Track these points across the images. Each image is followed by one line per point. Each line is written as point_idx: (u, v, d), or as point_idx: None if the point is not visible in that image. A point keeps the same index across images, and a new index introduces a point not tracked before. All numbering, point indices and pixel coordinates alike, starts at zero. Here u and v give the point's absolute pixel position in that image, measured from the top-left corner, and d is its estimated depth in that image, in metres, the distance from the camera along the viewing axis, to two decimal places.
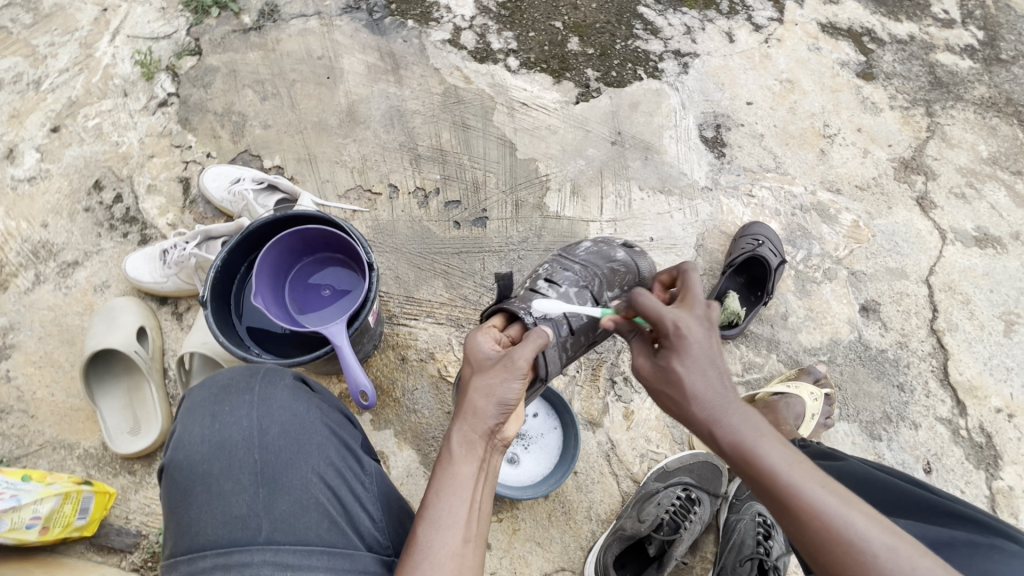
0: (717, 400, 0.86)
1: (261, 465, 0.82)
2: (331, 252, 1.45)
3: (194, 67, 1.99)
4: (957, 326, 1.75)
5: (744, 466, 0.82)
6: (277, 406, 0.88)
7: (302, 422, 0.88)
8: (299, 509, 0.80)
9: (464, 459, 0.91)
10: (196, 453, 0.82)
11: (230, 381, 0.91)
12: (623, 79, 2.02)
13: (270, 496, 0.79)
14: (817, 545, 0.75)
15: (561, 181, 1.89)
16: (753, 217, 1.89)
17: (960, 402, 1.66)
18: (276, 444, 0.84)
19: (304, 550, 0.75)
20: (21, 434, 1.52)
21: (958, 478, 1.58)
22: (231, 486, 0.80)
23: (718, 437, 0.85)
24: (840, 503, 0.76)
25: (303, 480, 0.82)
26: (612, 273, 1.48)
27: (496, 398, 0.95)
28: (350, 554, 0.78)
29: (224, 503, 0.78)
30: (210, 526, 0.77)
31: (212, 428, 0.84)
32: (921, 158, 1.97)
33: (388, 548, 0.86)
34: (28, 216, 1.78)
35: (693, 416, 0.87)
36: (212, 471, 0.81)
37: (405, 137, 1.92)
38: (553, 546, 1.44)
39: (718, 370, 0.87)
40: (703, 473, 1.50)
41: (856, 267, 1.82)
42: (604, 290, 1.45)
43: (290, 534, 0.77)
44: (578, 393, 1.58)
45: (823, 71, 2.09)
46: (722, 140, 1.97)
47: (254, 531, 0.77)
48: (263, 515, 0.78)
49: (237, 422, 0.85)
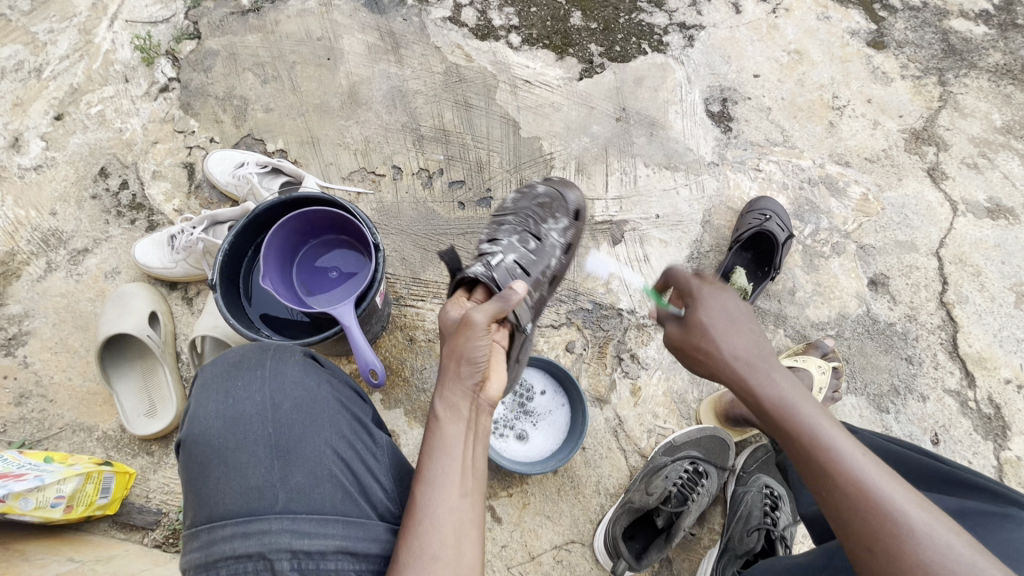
0: (755, 353, 0.93)
1: (275, 438, 0.84)
2: (337, 234, 1.45)
3: (194, 51, 1.97)
4: (967, 298, 1.74)
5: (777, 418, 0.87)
6: (289, 381, 0.90)
7: (314, 397, 0.90)
8: (314, 479, 0.82)
9: (450, 423, 0.90)
10: (212, 427, 0.84)
11: (242, 357, 0.93)
12: (627, 54, 1.98)
13: (284, 467, 0.82)
14: (850, 512, 0.77)
15: (565, 160, 1.87)
16: (760, 192, 1.87)
17: (969, 374, 1.66)
18: (288, 418, 0.86)
19: (319, 519, 0.78)
20: (41, 418, 1.56)
21: (967, 449, 1.59)
22: (247, 459, 0.82)
23: (759, 396, 0.90)
24: (878, 474, 0.78)
25: (317, 452, 0.84)
26: (540, 210, 1.43)
27: (467, 359, 0.93)
28: (365, 522, 0.80)
29: (240, 475, 0.81)
30: (228, 496, 0.79)
31: (225, 403, 0.86)
32: (933, 129, 1.93)
33: (399, 517, 0.87)
34: (37, 204, 1.80)
35: (731, 373, 0.93)
36: (227, 444, 0.83)
37: (407, 117, 1.91)
38: (563, 519, 1.47)
39: (753, 331, 0.96)
40: (710, 446, 1.50)
41: (865, 241, 1.80)
42: (542, 225, 1.41)
43: (306, 503, 0.79)
44: (585, 370, 1.60)
45: (832, 41, 2.04)
46: (728, 114, 1.94)
47: (271, 501, 0.79)
48: (279, 485, 0.80)
49: (250, 397, 0.87)
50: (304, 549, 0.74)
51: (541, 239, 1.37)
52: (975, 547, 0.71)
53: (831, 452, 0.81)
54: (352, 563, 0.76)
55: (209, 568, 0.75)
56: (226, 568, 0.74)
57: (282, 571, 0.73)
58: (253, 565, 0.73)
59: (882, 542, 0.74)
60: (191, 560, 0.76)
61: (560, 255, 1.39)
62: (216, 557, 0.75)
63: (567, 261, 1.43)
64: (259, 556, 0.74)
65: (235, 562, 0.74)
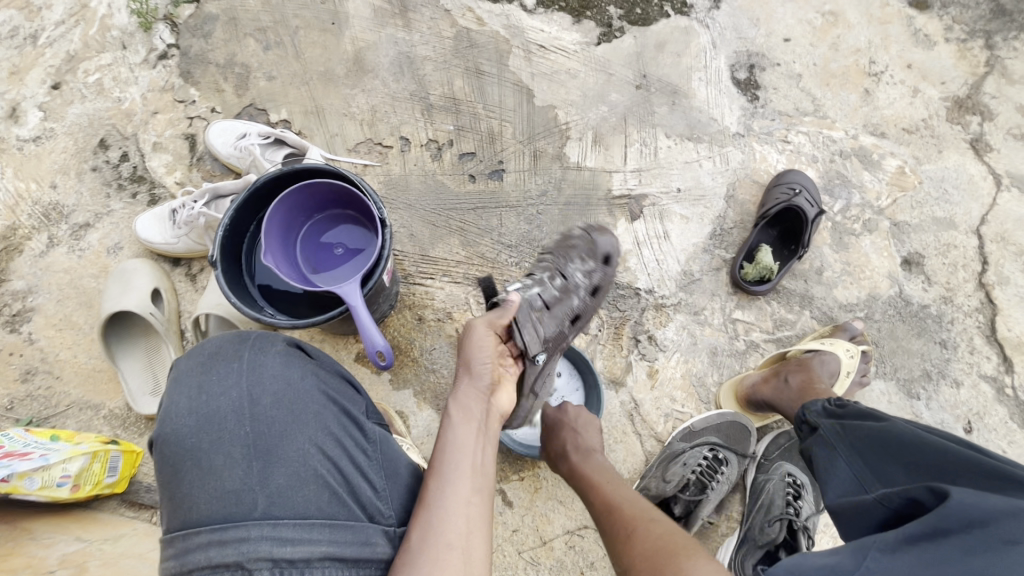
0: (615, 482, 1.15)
1: (253, 437, 0.79)
2: (342, 208, 1.39)
3: (192, 16, 1.88)
4: (1008, 279, 1.64)
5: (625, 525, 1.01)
6: (269, 375, 0.85)
7: (296, 391, 0.85)
8: (297, 481, 0.77)
9: (460, 420, 0.96)
10: (183, 426, 0.79)
11: (219, 349, 0.87)
12: (649, 16, 1.85)
13: (264, 469, 0.77)
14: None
15: (582, 130, 1.78)
16: (788, 165, 1.76)
17: (1007, 359, 1.58)
18: (269, 416, 0.81)
19: (304, 523, 0.73)
20: (47, 395, 1.55)
21: (1000, 437, 1.52)
22: (222, 461, 0.77)
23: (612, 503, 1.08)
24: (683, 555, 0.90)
25: (300, 451, 0.80)
26: (565, 248, 1.34)
27: (478, 360, 1.06)
28: (353, 525, 0.76)
29: (215, 478, 0.75)
30: (203, 500, 0.74)
31: (199, 400, 0.81)
32: (978, 97, 1.80)
33: (393, 518, 0.83)
34: (37, 176, 1.75)
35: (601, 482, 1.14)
36: (201, 445, 0.78)
37: (415, 86, 1.81)
38: (575, 505, 1.43)
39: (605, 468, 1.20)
40: (731, 432, 1.46)
41: (900, 218, 1.70)
42: (568, 264, 1.30)
43: (289, 507, 0.74)
44: (600, 351, 1.54)
45: (871, 0, 1.88)
46: (756, 81, 1.82)
47: (249, 506, 0.73)
48: (258, 488, 0.75)
49: (226, 394, 0.82)
50: (287, 557, 0.69)
51: (562, 278, 1.27)
52: None
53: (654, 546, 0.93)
54: (342, 569, 0.72)
55: None
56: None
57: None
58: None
59: None
60: (164, 571, 0.70)
61: (585, 297, 1.27)
62: (189, 568, 0.68)
63: (594, 304, 1.30)
64: (237, 565, 0.68)
65: (211, 572, 0.68)
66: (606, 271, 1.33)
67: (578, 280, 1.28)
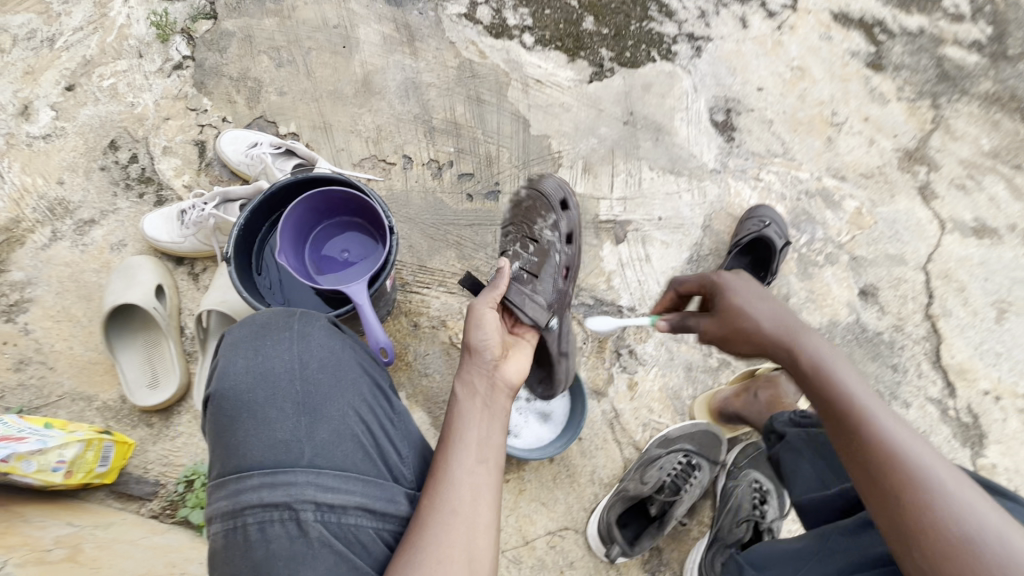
0: (786, 331, 1.06)
1: (302, 395, 0.87)
2: (351, 215, 1.48)
3: (209, 31, 1.98)
4: (951, 312, 1.81)
5: (816, 386, 0.97)
6: (315, 342, 0.93)
7: (339, 358, 0.93)
8: (337, 438, 0.84)
9: (466, 396, 0.99)
10: (240, 382, 0.86)
11: (270, 319, 0.95)
12: (637, 60, 2.03)
13: (311, 424, 0.84)
14: (884, 468, 0.84)
15: (573, 159, 1.92)
16: (759, 201, 1.93)
17: (951, 384, 1.73)
18: (315, 377, 0.89)
19: (341, 476, 0.80)
20: (40, 385, 1.56)
21: (945, 455, 1.66)
22: (274, 414, 0.84)
23: (798, 359, 1.02)
24: (910, 439, 0.85)
25: (341, 412, 0.87)
26: (526, 212, 1.46)
27: (475, 339, 1.07)
28: (382, 482, 0.83)
29: (268, 429, 0.83)
30: (255, 449, 0.81)
31: (255, 360, 0.89)
32: (924, 149, 2.01)
33: (413, 483, 0.90)
34: (44, 172, 1.79)
35: (774, 340, 1.07)
36: (255, 400, 0.85)
37: (419, 109, 1.94)
38: (557, 507, 1.51)
39: (778, 305, 1.12)
40: (704, 440, 1.53)
41: (858, 253, 1.87)
42: (533, 228, 1.41)
43: (330, 460, 0.82)
44: (584, 363, 1.63)
45: (833, 60, 2.10)
46: (731, 124, 2.00)
47: (296, 455, 0.81)
48: (305, 441, 0.83)
49: (279, 355, 0.90)
50: (327, 503, 0.78)
51: (538, 240, 1.39)
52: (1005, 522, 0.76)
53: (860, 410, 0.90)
54: (371, 520, 0.80)
55: (236, 516, 0.76)
56: (253, 516, 0.76)
57: (307, 521, 0.76)
58: (279, 514, 0.76)
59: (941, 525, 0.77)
60: (217, 508, 0.78)
61: (563, 248, 1.40)
62: (242, 506, 0.77)
63: (573, 250, 1.42)
64: (285, 506, 0.76)
65: (262, 510, 0.76)
66: (569, 216, 1.45)
67: (551, 233, 1.40)
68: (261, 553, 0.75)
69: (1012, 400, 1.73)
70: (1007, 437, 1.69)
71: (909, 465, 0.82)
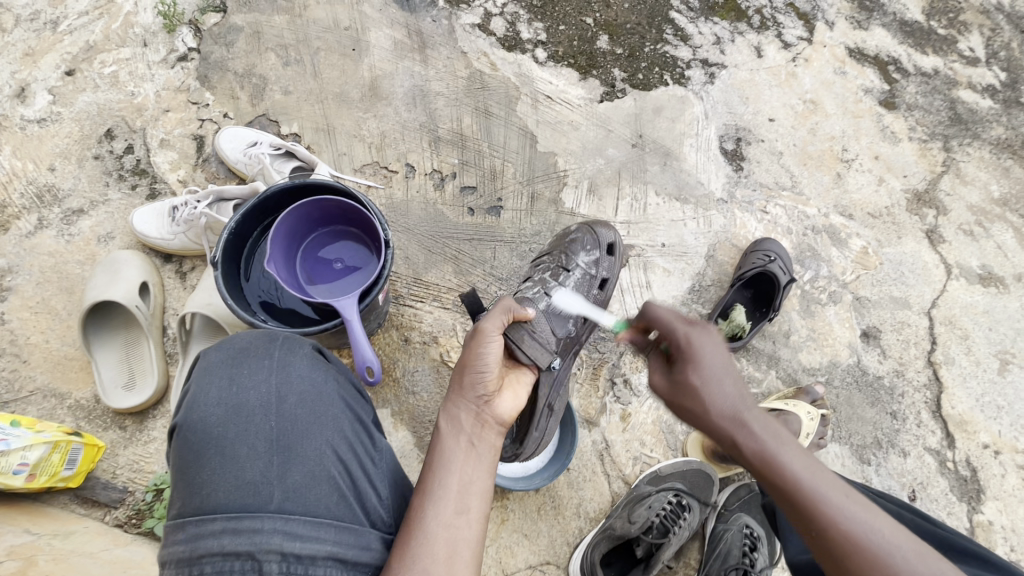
0: (738, 407, 0.93)
1: (277, 432, 0.84)
2: (346, 225, 1.44)
3: (217, 24, 1.94)
4: (953, 360, 1.77)
5: (767, 473, 0.88)
6: (296, 373, 0.90)
7: (319, 393, 0.90)
8: (311, 480, 0.81)
9: (451, 433, 0.97)
10: (211, 414, 0.83)
11: (249, 346, 0.92)
12: (649, 82, 2.00)
13: (284, 464, 0.81)
14: (841, 549, 0.82)
15: (578, 179, 1.88)
16: (765, 234, 1.89)
17: (950, 434, 1.69)
18: (292, 413, 0.86)
19: (313, 522, 0.76)
20: (12, 378, 1.51)
21: (941, 509, 1.62)
22: (246, 452, 0.81)
23: (742, 447, 0.91)
24: (863, 511, 0.85)
25: (317, 451, 0.84)
26: (571, 244, 1.53)
27: (473, 368, 1.04)
28: (357, 529, 0.80)
29: (237, 467, 0.80)
30: (221, 489, 0.77)
31: (229, 391, 0.85)
32: (934, 192, 1.98)
33: (391, 527, 0.87)
34: (35, 157, 1.75)
35: (719, 422, 0.93)
36: (226, 435, 0.82)
37: (425, 118, 1.90)
38: (539, 539, 1.45)
39: (733, 379, 0.95)
40: (694, 479, 1.50)
41: (861, 293, 1.83)
42: (574, 258, 1.50)
43: (301, 504, 0.78)
44: (577, 390, 1.58)
45: (846, 95, 2.08)
46: (741, 153, 1.97)
47: (265, 498, 0.77)
48: (276, 483, 0.79)
49: (255, 387, 0.87)
50: (294, 552, 0.73)
51: (572, 269, 1.48)
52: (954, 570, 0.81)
53: (819, 501, 0.85)
54: (342, 570, 0.76)
55: (193, 563, 0.72)
56: (211, 564, 0.71)
57: (270, 573, 0.71)
58: (240, 564, 0.71)
59: None
60: (174, 553, 0.73)
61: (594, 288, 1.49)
62: (201, 552, 0.72)
63: (603, 295, 1.51)
64: (248, 555, 0.71)
65: (221, 559, 0.71)
66: (611, 260, 1.52)
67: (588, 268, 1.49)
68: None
69: (1011, 455, 1.69)
70: (1005, 493, 1.65)
71: (874, 546, 0.82)
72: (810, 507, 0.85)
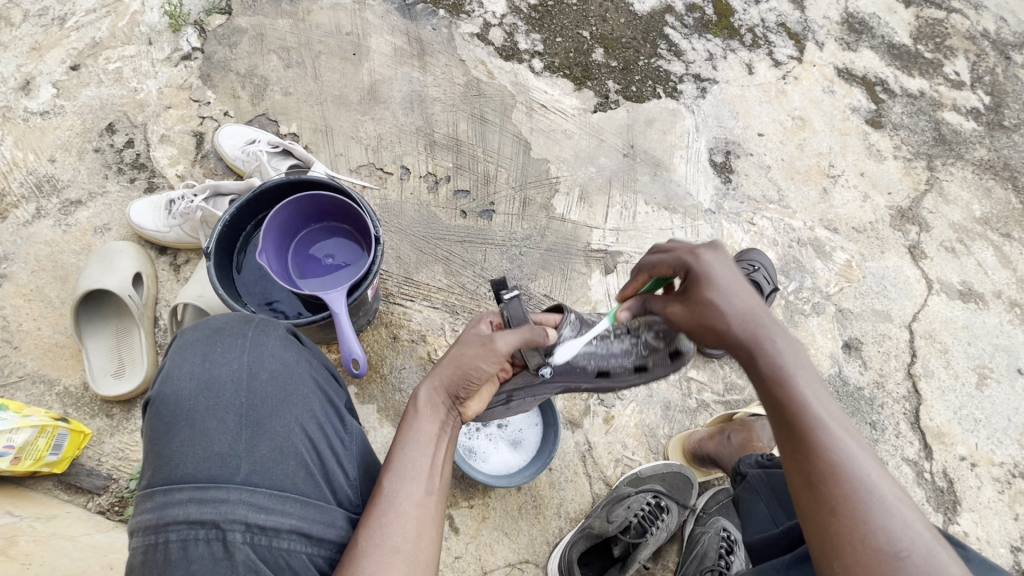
0: (757, 322, 0.95)
1: (246, 408, 0.86)
2: (339, 222, 1.47)
3: (222, 26, 1.98)
4: (933, 373, 1.81)
5: (776, 388, 0.89)
6: (268, 354, 0.93)
7: (290, 373, 0.93)
8: (279, 455, 0.83)
9: (428, 419, 1.01)
10: (182, 388, 0.85)
11: (224, 326, 0.94)
12: (642, 95, 2.05)
13: (252, 439, 0.83)
14: (821, 474, 0.82)
15: (570, 186, 1.92)
16: (751, 245, 1.93)
17: (927, 446, 1.72)
18: (263, 390, 0.89)
19: (279, 496, 0.79)
20: (2, 363, 1.52)
21: None
22: (214, 425, 0.83)
23: (758, 360, 0.92)
24: (859, 450, 0.83)
25: (286, 428, 0.86)
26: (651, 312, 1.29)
27: (466, 372, 1.03)
28: (322, 505, 0.83)
29: (205, 440, 0.81)
30: (188, 460, 0.79)
31: (201, 366, 0.87)
32: (917, 210, 2.03)
33: (355, 506, 0.91)
34: (37, 148, 1.78)
35: (738, 337, 0.95)
36: (196, 408, 0.84)
37: (422, 122, 1.94)
38: (520, 538, 1.47)
39: (747, 293, 0.97)
40: (674, 481, 1.52)
41: (844, 305, 1.87)
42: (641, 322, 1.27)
43: (267, 478, 0.80)
44: (561, 392, 1.60)
45: (834, 113, 2.13)
46: (730, 166, 2.02)
47: (232, 470, 0.79)
48: (243, 456, 0.81)
49: (228, 364, 0.89)
50: (259, 524, 0.75)
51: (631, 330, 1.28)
52: (938, 541, 0.77)
53: (817, 420, 0.85)
54: (306, 544, 0.79)
55: (159, 531, 0.73)
56: (177, 533, 0.73)
57: (234, 543, 0.73)
58: (205, 533, 0.73)
59: (863, 523, 0.78)
60: (141, 521, 0.75)
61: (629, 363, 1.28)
62: (167, 520, 0.74)
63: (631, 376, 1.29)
64: (213, 524, 0.73)
65: (187, 527, 0.73)
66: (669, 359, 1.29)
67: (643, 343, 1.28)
68: (180, 573, 0.71)
69: (987, 467, 1.71)
70: (981, 505, 1.67)
71: (859, 481, 0.80)
72: (807, 429, 0.85)
